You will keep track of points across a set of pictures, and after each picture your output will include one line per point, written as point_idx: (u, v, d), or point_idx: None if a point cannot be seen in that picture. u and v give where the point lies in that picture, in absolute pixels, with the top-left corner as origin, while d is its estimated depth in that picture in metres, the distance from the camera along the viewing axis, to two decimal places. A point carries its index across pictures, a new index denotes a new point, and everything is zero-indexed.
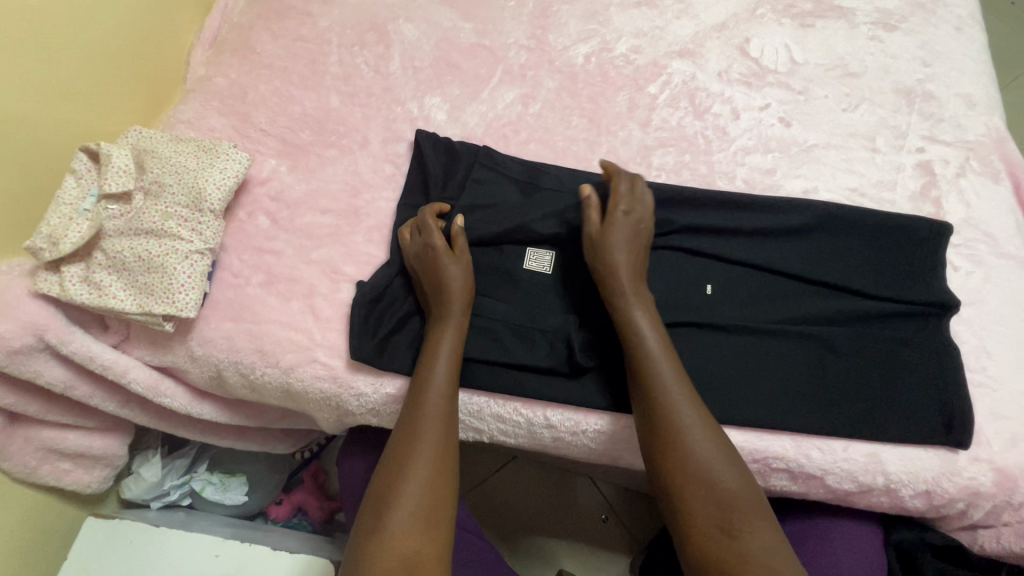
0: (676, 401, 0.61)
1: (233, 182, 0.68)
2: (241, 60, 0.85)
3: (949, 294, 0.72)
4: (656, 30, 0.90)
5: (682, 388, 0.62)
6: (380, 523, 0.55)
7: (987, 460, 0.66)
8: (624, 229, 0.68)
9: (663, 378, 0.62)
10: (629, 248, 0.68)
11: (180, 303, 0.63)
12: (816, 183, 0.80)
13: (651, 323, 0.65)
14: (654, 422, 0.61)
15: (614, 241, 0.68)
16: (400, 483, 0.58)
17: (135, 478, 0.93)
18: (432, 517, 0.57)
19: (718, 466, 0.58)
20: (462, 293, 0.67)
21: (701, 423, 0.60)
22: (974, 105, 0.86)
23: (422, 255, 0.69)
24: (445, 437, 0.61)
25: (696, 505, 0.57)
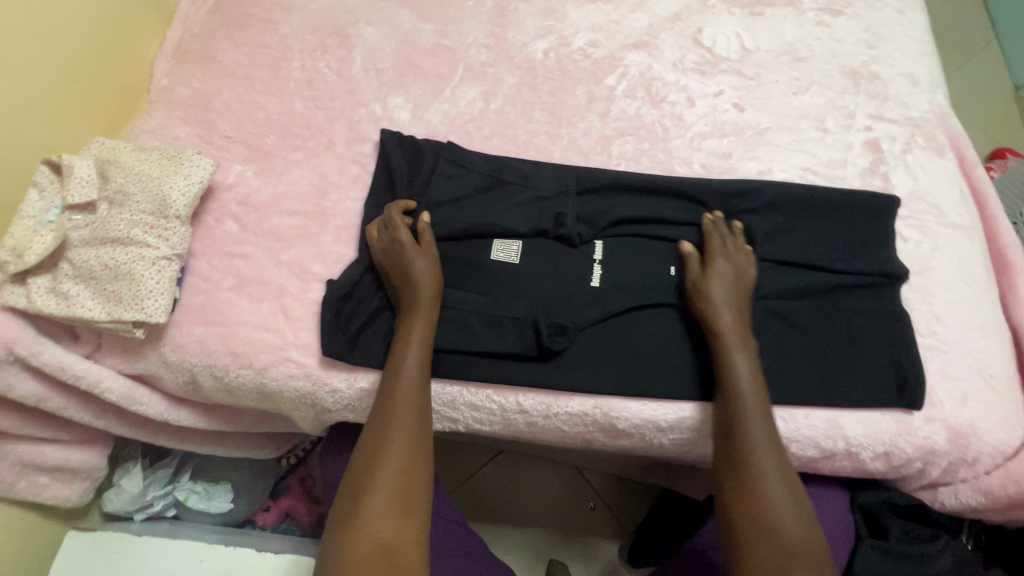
0: (762, 449, 0.62)
1: (198, 188, 0.69)
2: (203, 69, 0.86)
3: (898, 264, 0.75)
4: (612, 24, 0.92)
5: (769, 439, 0.63)
6: (355, 509, 0.57)
7: (940, 420, 0.69)
8: (722, 280, 0.70)
9: (750, 423, 0.63)
10: (728, 296, 0.70)
11: (149, 309, 0.63)
12: (770, 164, 0.83)
13: (749, 371, 0.66)
14: (736, 458, 0.62)
15: (714, 291, 0.69)
16: (372, 471, 0.59)
17: (116, 491, 0.93)
18: (404, 505, 0.58)
19: (792, 518, 0.58)
20: (431, 284, 0.68)
21: (783, 475, 0.61)
22: (918, 83, 0.90)
23: (391, 250, 0.70)
24: (420, 427, 0.63)
25: (762, 548, 0.57)
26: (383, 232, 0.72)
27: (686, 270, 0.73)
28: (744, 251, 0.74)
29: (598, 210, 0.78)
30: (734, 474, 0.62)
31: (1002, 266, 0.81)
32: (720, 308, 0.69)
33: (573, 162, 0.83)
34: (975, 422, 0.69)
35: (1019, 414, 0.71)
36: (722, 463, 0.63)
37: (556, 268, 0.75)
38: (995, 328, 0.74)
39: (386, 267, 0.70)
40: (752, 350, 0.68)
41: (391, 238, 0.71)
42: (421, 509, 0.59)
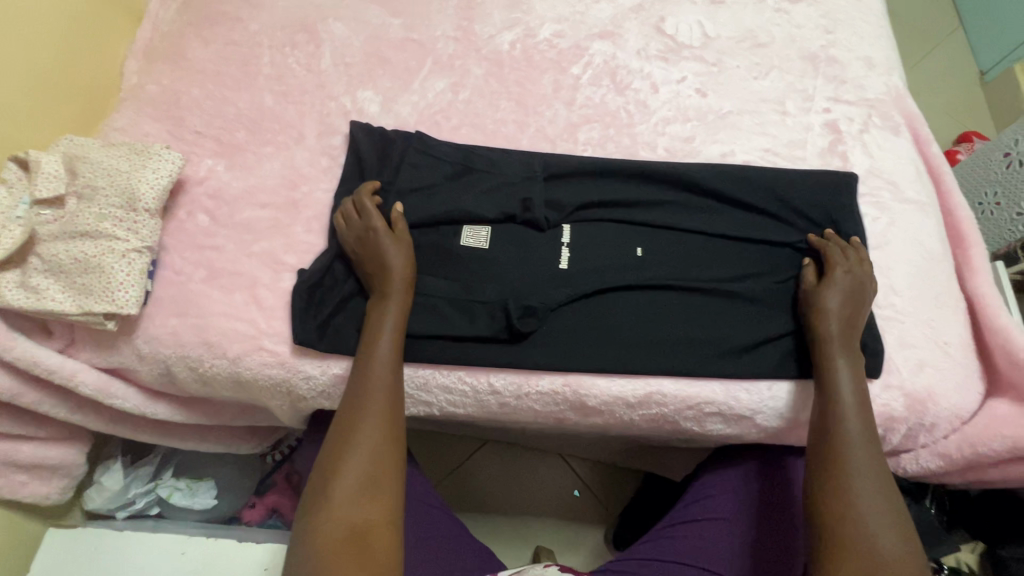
0: (859, 457, 0.61)
1: (167, 181, 0.70)
2: (173, 67, 0.87)
3: (860, 238, 0.77)
4: (577, 15, 0.94)
5: (868, 451, 0.62)
6: (329, 488, 0.59)
7: (898, 387, 0.71)
8: (840, 290, 0.70)
9: (846, 428, 0.63)
10: (843, 306, 0.69)
11: (120, 300, 0.64)
12: (732, 146, 0.85)
13: (852, 382, 0.66)
14: (827, 460, 0.62)
15: (828, 298, 0.70)
16: (342, 453, 0.60)
17: (97, 489, 0.92)
18: (374, 486, 0.59)
19: (883, 528, 0.57)
20: (402, 271, 0.70)
21: (880, 485, 0.60)
22: (874, 66, 0.92)
23: (364, 237, 0.71)
24: (389, 410, 0.63)
25: (848, 549, 0.57)
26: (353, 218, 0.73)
27: (802, 278, 0.74)
28: (868, 266, 0.73)
29: (566, 194, 0.80)
30: (821, 474, 0.62)
31: (959, 238, 0.83)
32: (829, 315, 0.69)
33: (541, 150, 0.84)
34: (932, 388, 0.71)
35: (973, 379, 0.73)
36: (813, 464, 0.64)
37: (525, 252, 0.77)
38: (949, 298, 0.76)
39: (360, 253, 0.72)
40: (857, 362, 0.68)
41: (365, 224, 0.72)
42: (392, 488, 0.60)
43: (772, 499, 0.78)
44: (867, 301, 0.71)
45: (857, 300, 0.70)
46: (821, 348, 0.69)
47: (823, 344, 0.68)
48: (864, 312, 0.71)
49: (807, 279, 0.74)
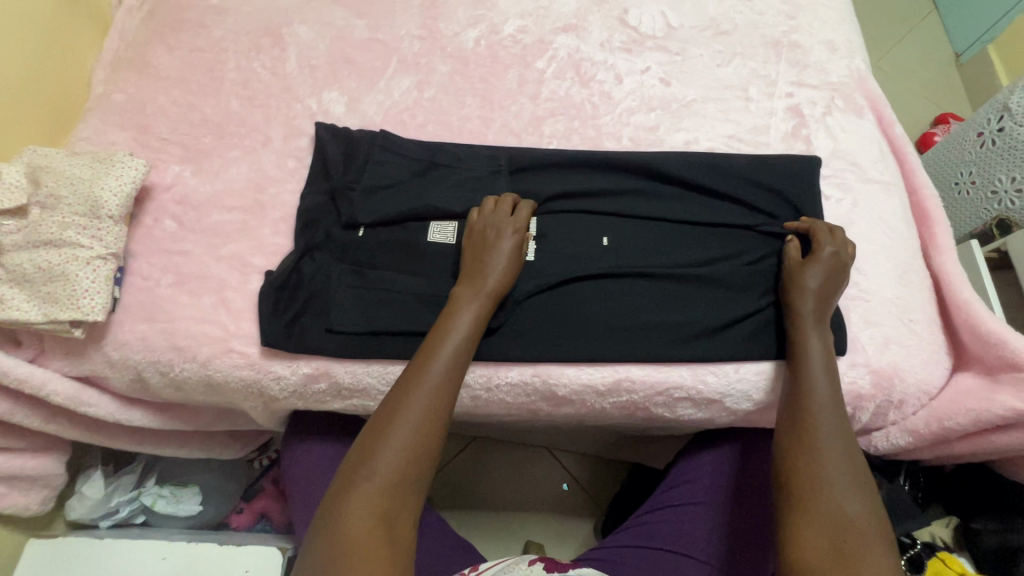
0: (829, 426, 0.62)
1: (130, 188, 0.70)
2: (138, 75, 0.87)
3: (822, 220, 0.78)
4: (541, 9, 0.95)
5: (835, 421, 0.62)
6: (367, 462, 0.58)
7: (864, 364, 0.72)
8: (823, 267, 0.71)
9: (816, 398, 0.64)
10: (823, 286, 0.70)
11: (85, 307, 0.65)
12: (697, 134, 0.86)
13: (823, 358, 0.67)
14: (796, 430, 0.62)
15: (810, 275, 0.70)
16: (383, 439, 0.59)
17: (78, 498, 0.94)
18: (406, 480, 0.58)
19: (851, 492, 0.57)
20: (503, 273, 0.70)
21: (846, 452, 0.60)
22: (836, 50, 0.93)
23: (485, 230, 0.72)
24: (440, 405, 0.62)
25: (817, 512, 0.56)
26: (487, 210, 0.74)
27: (786, 256, 0.75)
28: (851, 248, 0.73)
29: (531, 187, 0.80)
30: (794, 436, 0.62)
31: (923, 217, 0.84)
32: (807, 293, 0.70)
33: (506, 144, 0.85)
34: (898, 364, 0.72)
35: (940, 354, 0.74)
36: (785, 429, 0.64)
37: None
38: (914, 276, 0.77)
39: (476, 243, 0.72)
40: (827, 340, 0.69)
41: (500, 220, 0.73)
42: (421, 484, 0.59)
43: (749, 486, 0.78)
44: (845, 281, 0.72)
45: (836, 279, 0.71)
46: (796, 323, 0.69)
47: (797, 321, 0.69)
48: (839, 290, 0.71)
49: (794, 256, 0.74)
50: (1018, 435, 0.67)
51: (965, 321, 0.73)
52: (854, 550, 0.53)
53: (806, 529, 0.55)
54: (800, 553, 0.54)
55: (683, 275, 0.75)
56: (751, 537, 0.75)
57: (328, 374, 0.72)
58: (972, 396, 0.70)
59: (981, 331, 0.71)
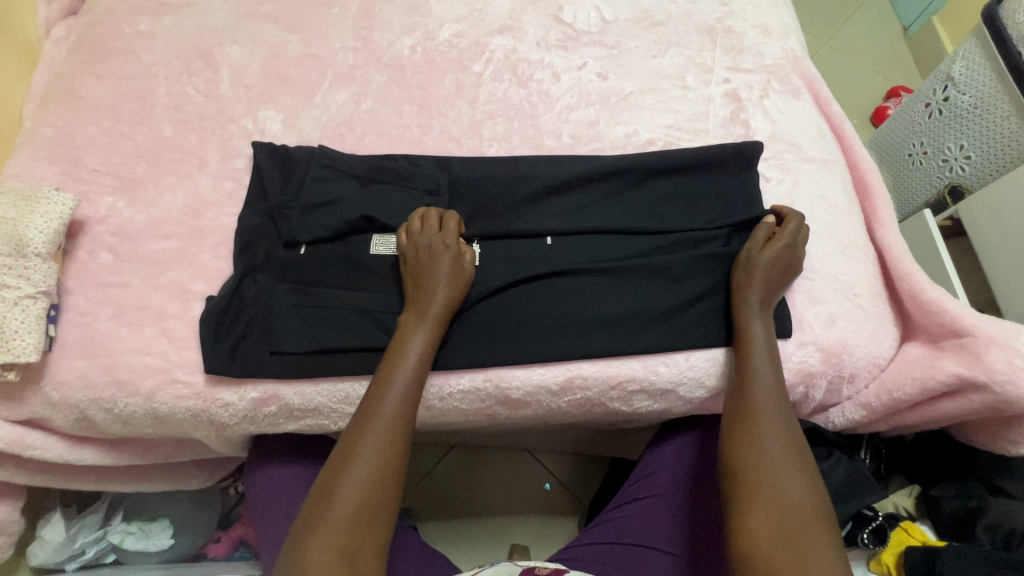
0: (770, 411, 0.62)
1: (57, 224, 0.69)
2: (66, 107, 0.86)
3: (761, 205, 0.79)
4: (476, 12, 0.94)
5: (775, 405, 0.63)
6: (325, 499, 0.57)
7: (812, 342, 0.72)
8: (774, 255, 0.71)
9: (758, 386, 0.64)
10: (770, 274, 0.70)
11: (15, 349, 0.63)
12: (636, 126, 0.86)
13: (765, 345, 0.67)
14: (739, 421, 0.63)
15: (762, 261, 0.71)
16: (348, 461, 0.59)
17: (39, 543, 0.92)
18: (372, 498, 0.58)
19: (791, 477, 0.57)
20: (450, 293, 0.70)
21: (789, 438, 0.60)
22: (770, 32, 0.93)
23: (421, 250, 0.71)
24: (401, 423, 0.62)
25: (761, 498, 0.56)
26: (414, 232, 0.72)
27: (751, 239, 0.74)
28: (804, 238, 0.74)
29: (472, 194, 0.80)
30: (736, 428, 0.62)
31: (865, 191, 0.85)
32: (754, 280, 0.70)
33: (446, 150, 0.85)
34: (846, 340, 0.73)
35: (887, 326, 0.75)
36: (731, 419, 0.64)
37: None
38: (858, 251, 0.78)
39: (414, 266, 0.71)
40: (771, 327, 0.69)
41: (432, 240, 0.71)
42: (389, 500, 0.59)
43: (707, 467, 0.78)
44: (795, 274, 0.73)
45: (788, 270, 0.72)
46: (739, 311, 0.70)
47: (742, 308, 0.70)
48: (788, 281, 0.72)
49: (740, 252, 0.74)
50: (964, 400, 0.68)
51: (908, 291, 0.74)
52: (796, 536, 0.53)
53: (755, 519, 0.55)
54: (749, 545, 0.54)
55: (627, 267, 0.76)
56: (713, 518, 0.75)
57: (277, 397, 0.71)
58: (917, 364, 0.70)
59: (923, 301, 0.72)
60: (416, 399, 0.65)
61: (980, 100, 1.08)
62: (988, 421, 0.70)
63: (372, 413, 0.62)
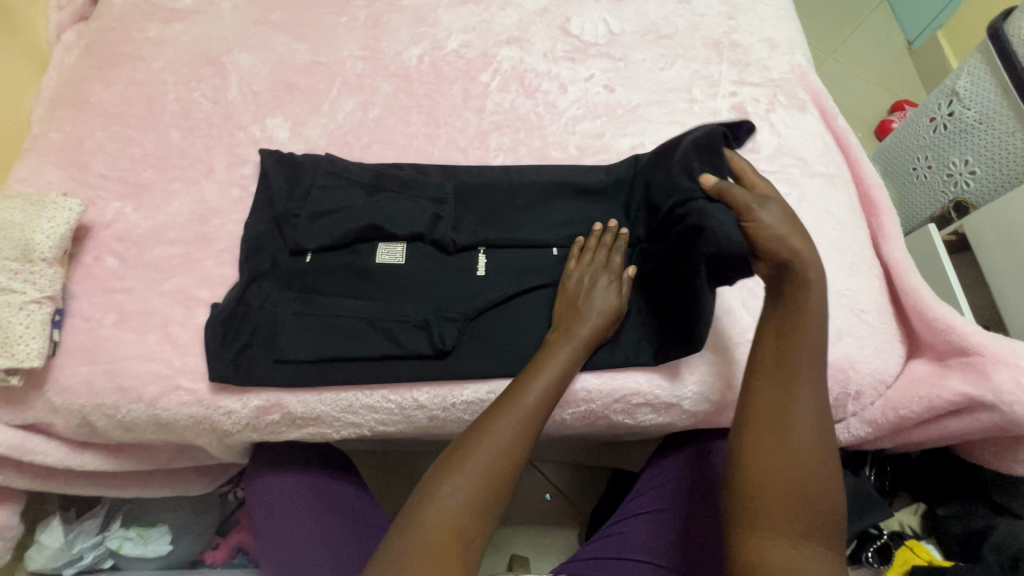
0: (808, 394, 0.54)
1: (64, 229, 0.69)
2: (75, 112, 0.86)
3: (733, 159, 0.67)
4: (483, 23, 0.95)
5: (814, 386, 0.55)
6: (447, 479, 0.59)
7: None
8: (773, 212, 0.57)
9: (799, 363, 0.55)
10: (786, 232, 0.56)
11: (19, 354, 0.63)
12: (642, 138, 0.86)
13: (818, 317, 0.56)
14: (773, 408, 0.54)
15: (769, 217, 0.57)
16: (472, 452, 0.60)
17: (37, 548, 0.91)
18: (487, 494, 0.59)
19: (820, 473, 0.53)
20: (607, 321, 0.70)
21: (816, 429, 0.54)
22: (777, 47, 0.94)
23: (581, 283, 0.73)
24: (533, 427, 0.63)
25: (774, 498, 0.52)
26: (584, 262, 0.74)
27: (729, 196, 0.59)
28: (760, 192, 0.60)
29: (477, 205, 0.80)
30: (769, 414, 0.54)
31: (870, 206, 0.85)
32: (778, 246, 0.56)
33: (453, 160, 0.85)
34: (851, 356, 0.72)
35: (893, 343, 0.74)
36: (757, 397, 0.55)
37: (438, 265, 0.77)
38: (863, 267, 0.78)
39: (569, 296, 0.72)
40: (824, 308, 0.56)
41: (597, 272, 0.73)
42: (499, 505, 0.60)
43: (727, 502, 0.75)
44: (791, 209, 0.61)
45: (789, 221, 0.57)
46: (794, 291, 0.56)
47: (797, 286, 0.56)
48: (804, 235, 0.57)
49: (745, 212, 0.58)
50: (971, 419, 0.67)
51: (914, 308, 0.74)
52: (803, 543, 0.51)
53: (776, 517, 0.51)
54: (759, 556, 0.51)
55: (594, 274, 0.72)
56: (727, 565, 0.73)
57: (279, 405, 0.70)
58: (923, 382, 0.70)
59: (930, 319, 0.72)
60: (551, 407, 0.66)
61: (986, 116, 1.08)
62: (995, 440, 0.69)
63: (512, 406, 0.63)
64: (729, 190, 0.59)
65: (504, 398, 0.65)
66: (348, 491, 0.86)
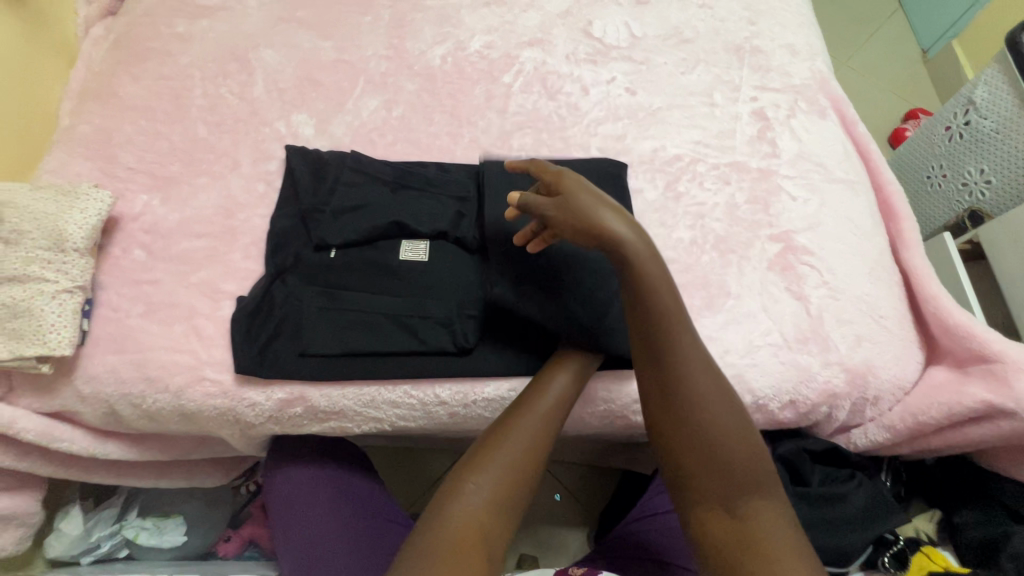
0: (691, 371, 0.58)
1: (96, 220, 0.70)
2: (104, 105, 0.87)
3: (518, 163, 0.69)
4: (506, 24, 0.96)
5: (695, 362, 0.58)
6: (469, 476, 0.59)
7: (838, 363, 0.72)
8: (574, 195, 0.64)
9: (673, 344, 0.59)
10: (589, 202, 0.63)
11: (51, 342, 0.64)
12: (664, 141, 0.87)
13: (652, 288, 0.60)
14: (665, 401, 0.58)
15: (577, 203, 0.63)
16: (493, 450, 0.61)
17: (57, 535, 0.91)
18: (510, 491, 0.59)
19: (731, 445, 0.55)
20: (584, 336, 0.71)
21: (716, 397, 0.57)
22: (797, 53, 0.94)
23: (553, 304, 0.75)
24: (555, 428, 0.65)
25: (699, 475, 0.55)
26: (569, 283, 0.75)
27: (537, 206, 0.65)
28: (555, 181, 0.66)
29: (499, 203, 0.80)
30: (664, 404, 0.58)
31: (889, 213, 0.86)
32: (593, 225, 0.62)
33: (475, 159, 0.86)
34: (871, 361, 0.73)
35: (913, 349, 0.75)
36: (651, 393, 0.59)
37: (460, 262, 0.77)
38: (883, 273, 0.78)
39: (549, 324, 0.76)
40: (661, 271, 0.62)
41: None
42: (519, 505, 0.60)
43: None
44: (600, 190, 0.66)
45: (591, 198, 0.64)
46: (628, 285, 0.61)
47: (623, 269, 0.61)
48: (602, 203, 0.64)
49: (553, 218, 0.64)
50: (991, 426, 0.68)
51: (934, 315, 0.74)
52: (734, 505, 0.53)
53: (704, 494, 0.54)
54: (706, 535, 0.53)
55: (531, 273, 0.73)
56: None
57: (303, 399, 0.71)
58: (944, 388, 0.70)
59: (951, 326, 0.73)
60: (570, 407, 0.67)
61: (1003, 125, 1.09)
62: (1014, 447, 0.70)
63: (530, 405, 0.65)
64: (531, 201, 0.65)
65: (523, 398, 0.66)
66: (367, 486, 0.87)
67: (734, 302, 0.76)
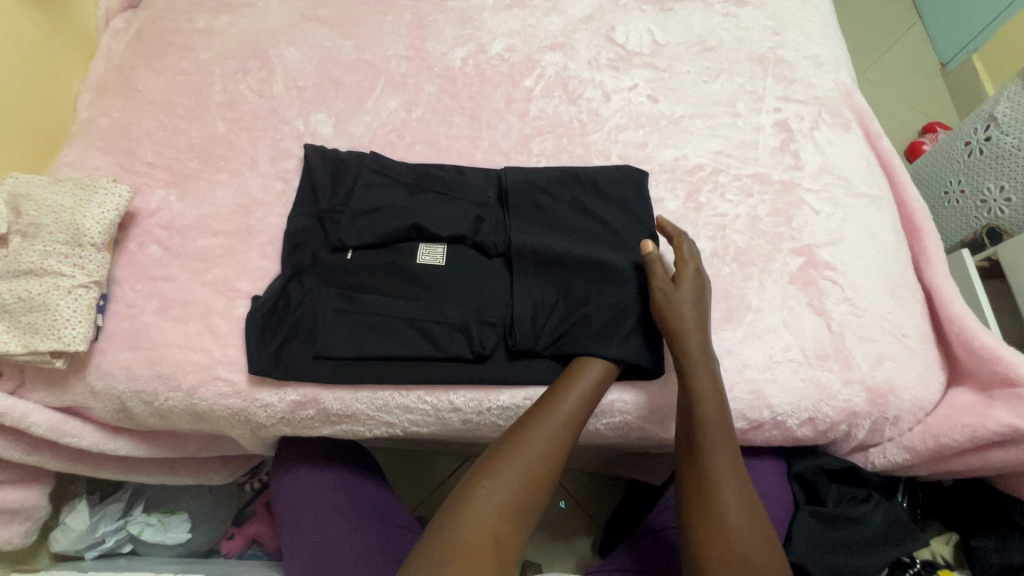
0: (720, 462, 0.61)
1: (113, 215, 0.70)
2: (123, 99, 0.87)
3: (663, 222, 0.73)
4: (528, 28, 0.95)
5: (726, 454, 0.61)
6: (482, 484, 0.58)
7: (859, 381, 0.71)
8: (689, 286, 0.68)
9: (706, 430, 0.62)
10: (693, 303, 0.67)
11: (66, 337, 0.64)
12: (685, 150, 0.86)
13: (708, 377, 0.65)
14: (696, 490, 0.60)
15: (683, 294, 0.67)
16: (505, 459, 0.60)
17: (63, 529, 0.91)
18: (525, 501, 0.58)
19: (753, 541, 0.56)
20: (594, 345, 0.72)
21: (744, 497, 0.59)
22: (822, 64, 0.93)
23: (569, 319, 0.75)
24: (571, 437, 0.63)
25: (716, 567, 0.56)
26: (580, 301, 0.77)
27: (653, 276, 0.69)
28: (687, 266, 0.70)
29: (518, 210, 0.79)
30: (695, 493, 0.60)
31: (912, 229, 0.84)
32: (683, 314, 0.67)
33: (494, 163, 0.85)
34: (893, 380, 0.72)
35: (935, 370, 0.74)
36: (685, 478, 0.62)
37: (478, 268, 0.76)
38: (905, 290, 0.77)
39: None
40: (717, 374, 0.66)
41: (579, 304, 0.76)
42: (532, 513, 0.59)
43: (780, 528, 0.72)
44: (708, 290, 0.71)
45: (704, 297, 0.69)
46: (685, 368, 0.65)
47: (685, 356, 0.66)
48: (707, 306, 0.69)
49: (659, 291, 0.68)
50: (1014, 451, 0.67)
51: (959, 336, 0.73)
52: None
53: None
54: None
55: (543, 279, 0.74)
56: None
57: (316, 401, 0.71)
58: (968, 411, 0.69)
59: (975, 347, 0.71)
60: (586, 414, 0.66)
61: None
62: None
63: (547, 412, 0.64)
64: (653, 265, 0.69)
65: (540, 405, 0.65)
66: (374, 490, 0.86)
67: (755, 316, 0.74)
